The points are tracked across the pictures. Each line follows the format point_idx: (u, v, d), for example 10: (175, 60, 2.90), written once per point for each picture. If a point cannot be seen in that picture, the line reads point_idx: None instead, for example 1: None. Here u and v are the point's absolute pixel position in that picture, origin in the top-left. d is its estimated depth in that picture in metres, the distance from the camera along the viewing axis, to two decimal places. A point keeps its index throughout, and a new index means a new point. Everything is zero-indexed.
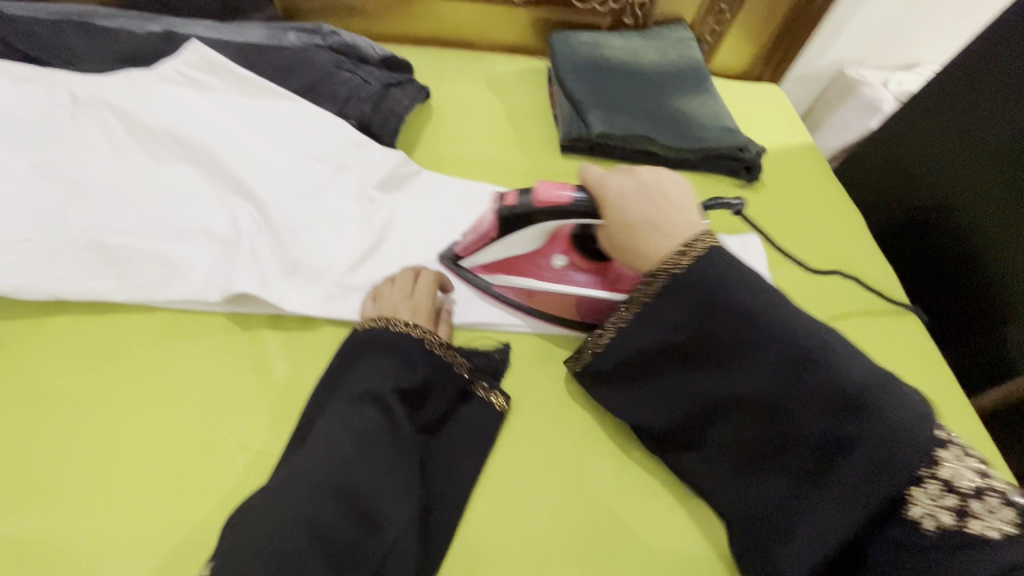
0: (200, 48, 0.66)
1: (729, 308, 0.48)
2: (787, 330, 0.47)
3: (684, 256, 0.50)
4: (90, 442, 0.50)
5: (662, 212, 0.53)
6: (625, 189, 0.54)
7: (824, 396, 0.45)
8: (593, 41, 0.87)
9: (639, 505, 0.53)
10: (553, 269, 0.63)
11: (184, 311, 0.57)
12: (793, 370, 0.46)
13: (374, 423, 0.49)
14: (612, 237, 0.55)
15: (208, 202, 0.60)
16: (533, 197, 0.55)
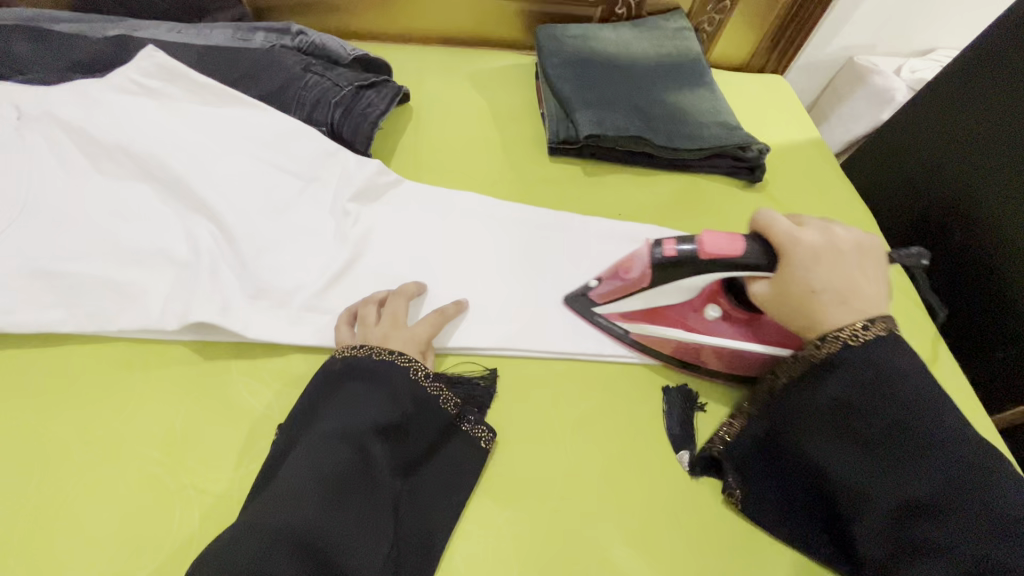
0: (156, 54, 0.61)
1: (876, 377, 0.42)
2: (935, 404, 0.41)
3: (866, 332, 0.43)
4: (39, 487, 0.46)
5: (846, 279, 0.46)
6: (820, 247, 0.48)
7: (968, 495, 0.38)
8: (583, 33, 0.82)
9: (633, 547, 0.48)
10: (703, 318, 0.56)
11: (143, 341, 0.54)
12: (936, 457, 0.39)
13: (347, 465, 0.44)
14: (788, 300, 0.47)
15: (166, 222, 0.56)
16: (698, 246, 0.49)
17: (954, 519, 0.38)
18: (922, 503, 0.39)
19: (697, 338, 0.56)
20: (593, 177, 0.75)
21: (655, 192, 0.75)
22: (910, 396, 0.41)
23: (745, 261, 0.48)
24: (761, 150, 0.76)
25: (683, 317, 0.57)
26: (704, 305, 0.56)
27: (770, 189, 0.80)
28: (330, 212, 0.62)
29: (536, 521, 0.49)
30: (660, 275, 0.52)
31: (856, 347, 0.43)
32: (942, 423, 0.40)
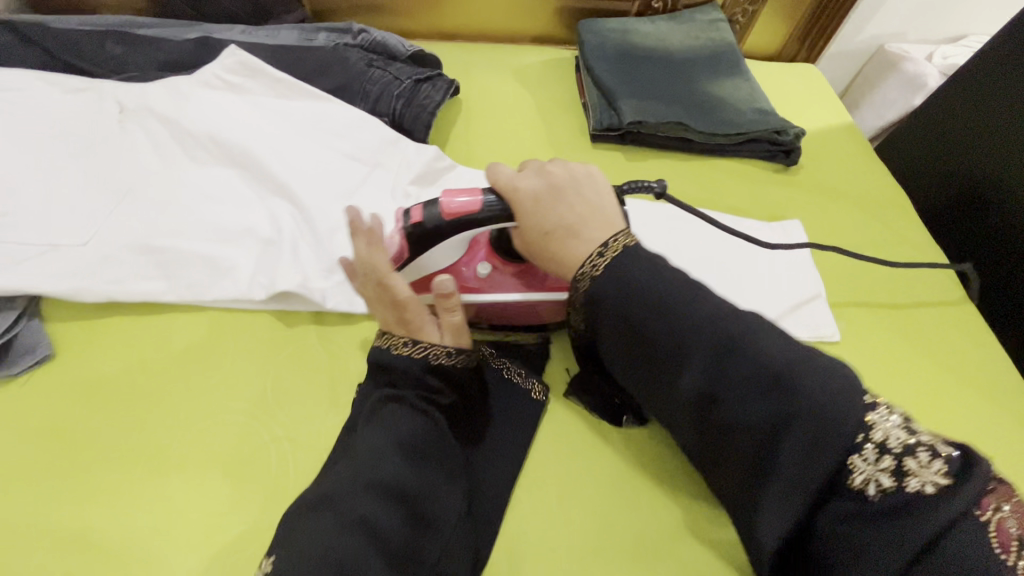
0: (237, 53, 0.67)
1: (631, 287, 0.45)
2: (673, 297, 0.44)
3: (603, 255, 0.46)
4: (152, 435, 0.52)
5: (581, 214, 0.49)
6: (540, 189, 0.50)
7: (733, 369, 0.40)
8: (622, 27, 0.86)
9: (683, 496, 0.52)
10: (478, 277, 0.56)
11: (233, 311, 0.59)
12: (694, 344, 0.42)
13: (417, 429, 0.47)
14: (531, 245, 0.51)
15: (250, 205, 0.62)
16: (440, 209, 0.50)
17: (729, 398, 0.40)
18: (704, 393, 0.41)
19: (478, 297, 0.56)
20: (633, 162, 0.79)
21: (693, 176, 0.79)
22: (649, 298, 0.44)
23: (485, 216, 0.50)
24: (797, 134, 0.79)
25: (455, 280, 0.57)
26: (475, 265, 0.57)
27: (805, 172, 0.83)
28: (393, 195, 0.66)
29: (589, 473, 0.53)
30: (417, 247, 0.52)
31: (611, 261, 0.46)
32: (691, 308, 0.43)
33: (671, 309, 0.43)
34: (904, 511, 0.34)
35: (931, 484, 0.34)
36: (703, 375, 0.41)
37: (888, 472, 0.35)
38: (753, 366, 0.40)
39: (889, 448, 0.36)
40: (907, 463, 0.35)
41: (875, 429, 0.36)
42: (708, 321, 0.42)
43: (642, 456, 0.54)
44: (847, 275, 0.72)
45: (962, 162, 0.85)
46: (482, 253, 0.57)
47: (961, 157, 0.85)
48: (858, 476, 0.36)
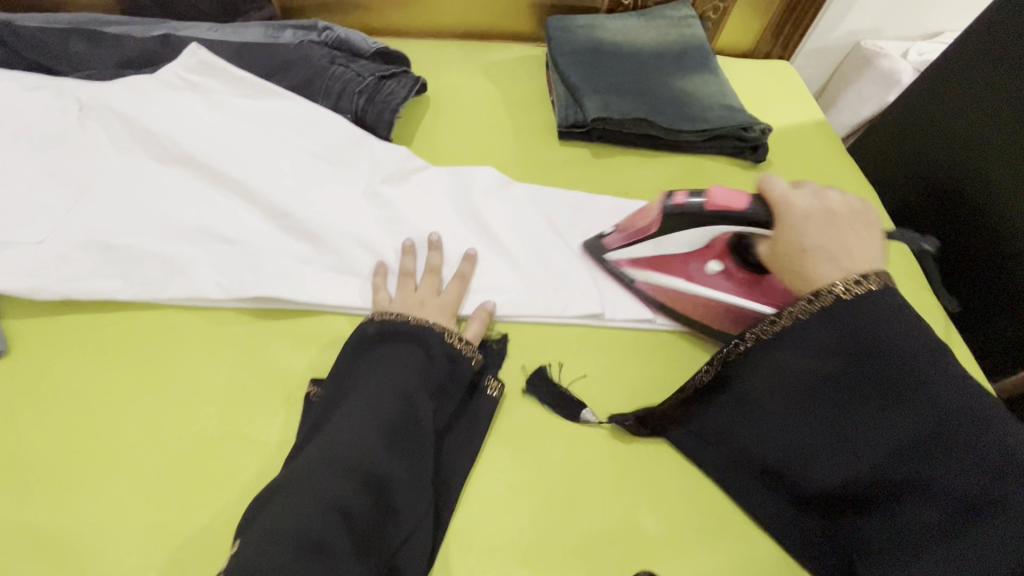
0: (199, 51, 0.67)
1: (866, 332, 0.44)
2: (911, 360, 0.43)
3: (859, 288, 0.45)
4: (102, 432, 0.52)
5: (841, 239, 0.49)
6: (814, 209, 0.52)
7: (954, 443, 0.41)
8: (590, 23, 0.86)
9: (632, 491, 0.53)
10: (705, 272, 0.61)
11: (192, 309, 0.59)
12: (922, 409, 0.42)
13: (397, 413, 0.49)
14: (783, 262, 0.51)
15: (208, 203, 0.62)
16: (707, 199, 0.55)
17: (940, 468, 0.41)
18: (916, 455, 0.42)
19: (695, 288, 0.61)
20: (601, 159, 0.79)
21: (660, 173, 0.79)
22: (879, 349, 0.43)
23: (749, 217, 0.54)
24: (764, 131, 0.79)
25: (683, 270, 0.62)
26: (705, 261, 0.62)
27: (774, 169, 0.83)
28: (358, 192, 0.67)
29: (543, 467, 0.54)
30: (675, 225, 0.59)
31: (852, 300, 0.45)
32: (925, 375, 0.43)
33: (918, 372, 0.43)
34: None
35: None
36: (916, 436, 0.42)
37: None
38: (987, 449, 0.40)
39: None
40: None
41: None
42: (941, 392, 0.42)
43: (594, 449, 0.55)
44: None
45: (928, 162, 0.86)
46: (714, 253, 0.61)
47: (935, 149, 0.85)
48: None
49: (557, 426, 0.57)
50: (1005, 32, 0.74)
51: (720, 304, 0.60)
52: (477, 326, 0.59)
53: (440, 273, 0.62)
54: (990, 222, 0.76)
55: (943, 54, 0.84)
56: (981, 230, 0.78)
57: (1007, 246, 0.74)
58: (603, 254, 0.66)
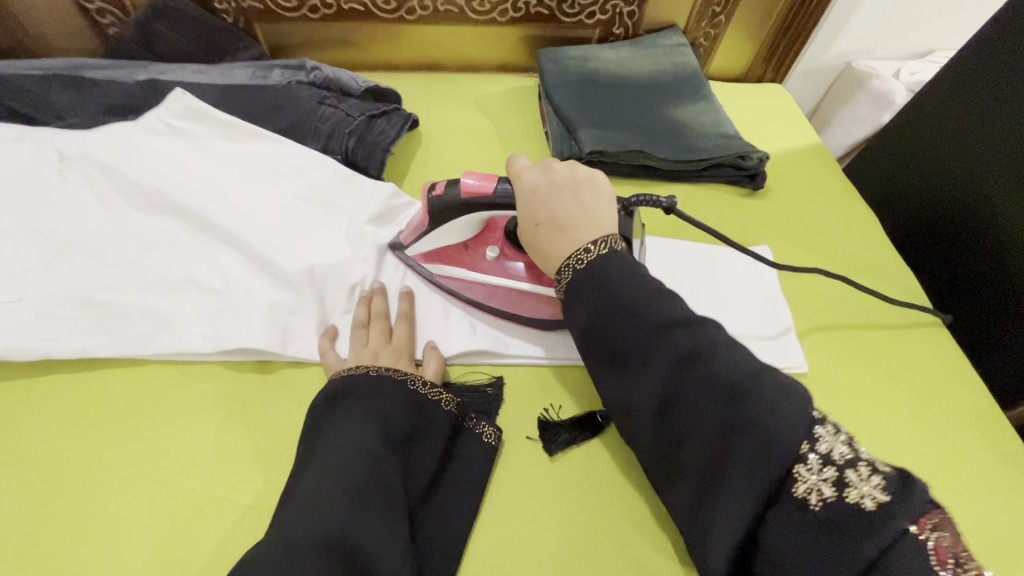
0: (185, 96, 0.66)
1: (613, 282, 0.47)
2: (643, 304, 0.45)
3: (589, 255, 0.48)
4: (83, 502, 0.50)
5: (571, 213, 0.52)
6: (539, 185, 0.54)
7: (704, 390, 0.41)
8: (581, 54, 0.85)
9: (645, 545, 0.50)
10: (486, 260, 0.62)
11: (178, 364, 0.57)
12: (658, 359, 0.44)
13: (366, 477, 0.45)
14: (525, 238, 0.54)
15: (194, 252, 0.60)
16: (460, 188, 0.56)
17: (686, 408, 0.42)
18: (667, 404, 0.43)
19: (477, 277, 0.62)
20: None
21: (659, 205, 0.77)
22: (618, 306, 0.46)
23: (497, 200, 0.55)
24: (760, 158, 0.78)
25: (462, 258, 0.63)
26: (484, 248, 0.62)
27: (772, 195, 0.81)
28: (351, 236, 0.65)
29: (551, 527, 0.51)
30: (439, 218, 0.59)
31: (594, 265, 0.48)
32: (662, 319, 0.45)
33: (641, 315, 0.45)
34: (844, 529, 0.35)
35: (870, 497, 0.35)
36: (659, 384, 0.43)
37: (831, 481, 0.36)
38: (712, 370, 0.41)
39: (833, 459, 0.36)
40: (847, 475, 0.36)
41: (822, 446, 0.37)
42: (661, 331, 0.44)
43: (603, 503, 0.53)
44: (816, 301, 0.71)
45: (930, 181, 0.84)
46: (494, 239, 0.62)
47: (935, 170, 0.84)
48: (803, 486, 0.37)
49: (559, 480, 0.54)
50: (997, 54, 0.74)
51: (505, 287, 0.61)
52: (435, 367, 0.57)
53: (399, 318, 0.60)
54: (994, 241, 0.74)
55: (935, 76, 0.84)
56: (984, 250, 0.75)
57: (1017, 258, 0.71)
58: (404, 252, 0.65)
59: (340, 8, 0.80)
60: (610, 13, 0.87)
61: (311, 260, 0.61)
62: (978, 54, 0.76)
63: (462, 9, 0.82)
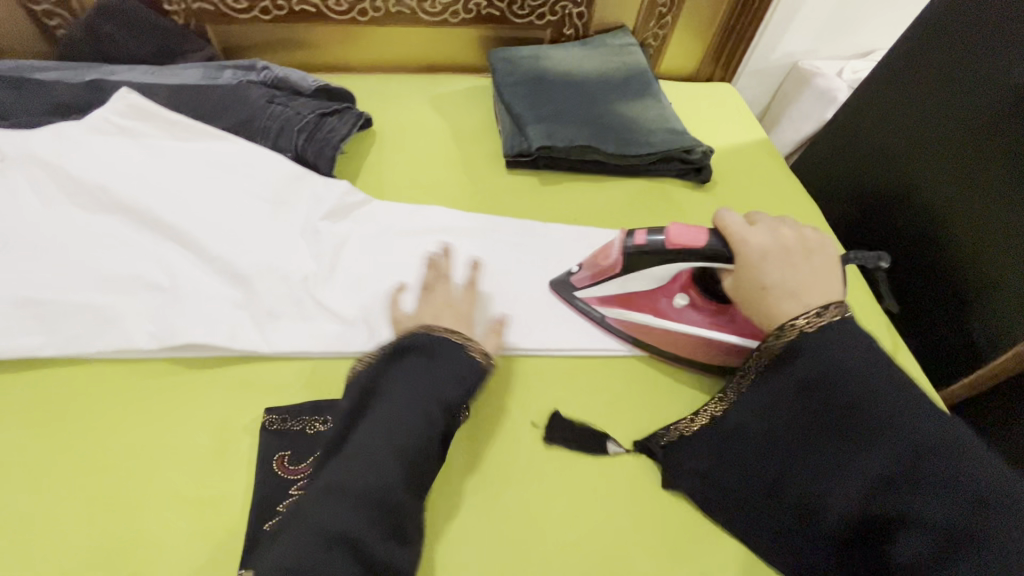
0: (129, 95, 0.65)
1: (848, 343, 0.48)
2: (862, 355, 0.48)
3: (821, 320, 0.50)
4: (21, 501, 0.49)
5: (799, 280, 0.52)
6: (768, 245, 0.54)
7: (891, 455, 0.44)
8: (532, 54, 0.87)
9: (590, 518, 0.52)
10: (672, 306, 0.62)
11: (125, 363, 0.57)
12: (862, 393, 0.46)
13: (418, 436, 0.48)
14: (742, 294, 0.54)
15: (140, 249, 0.60)
16: (665, 237, 0.55)
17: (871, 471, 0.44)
18: (887, 477, 0.44)
19: (667, 323, 0.61)
20: (552, 186, 0.80)
21: (610, 199, 0.79)
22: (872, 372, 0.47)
23: (709, 253, 0.55)
24: (705, 152, 0.81)
25: (648, 304, 0.63)
26: (672, 296, 0.62)
27: (720, 188, 0.84)
28: (302, 231, 0.65)
29: (502, 504, 0.52)
30: (633, 265, 0.58)
31: (818, 336, 0.49)
32: (876, 375, 0.47)
33: (868, 375, 0.47)
34: None
35: None
36: (858, 407, 0.46)
37: None
38: (927, 424, 0.44)
39: None
40: None
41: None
42: (873, 382, 0.46)
43: (551, 480, 0.54)
44: None
45: (870, 171, 0.87)
46: (680, 286, 0.62)
47: (870, 163, 0.87)
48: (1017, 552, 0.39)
49: (507, 463, 0.55)
50: (932, 44, 0.76)
51: (682, 335, 0.61)
52: (496, 339, 0.58)
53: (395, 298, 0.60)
54: (930, 231, 0.77)
55: (877, 64, 0.85)
56: (921, 240, 0.79)
57: (955, 241, 0.74)
58: (570, 293, 0.66)
59: (291, 9, 0.81)
60: (559, 14, 0.90)
61: (261, 254, 0.62)
62: (914, 45, 0.78)
63: (414, 10, 0.84)
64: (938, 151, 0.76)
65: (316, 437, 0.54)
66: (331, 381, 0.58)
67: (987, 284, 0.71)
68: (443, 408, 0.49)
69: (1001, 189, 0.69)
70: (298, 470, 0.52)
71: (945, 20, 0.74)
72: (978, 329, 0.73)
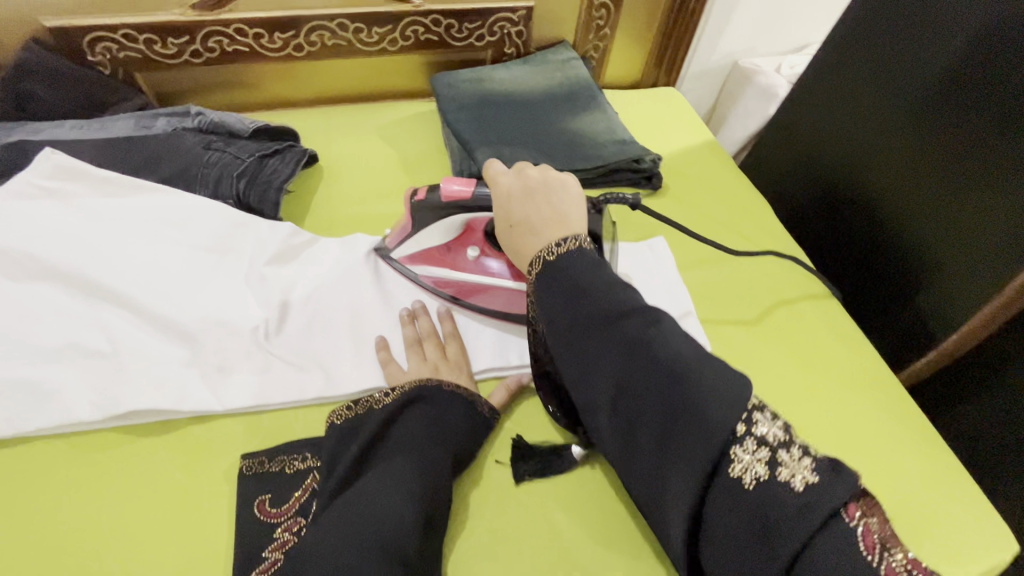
0: (55, 155, 0.62)
1: (574, 284, 0.47)
2: (616, 308, 0.45)
3: (558, 249, 0.50)
4: None
5: (542, 212, 0.53)
6: (513, 186, 0.56)
7: (659, 416, 0.41)
8: (476, 76, 0.87)
9: (581, 548, 0.52)
10: (468, 259, 0.67)
11: (69, 438, 0.54)
12: (606, 351, 0.44)
13: (427, 482, 0.50)
14: (504, 239, 0.57)
15: (72, 313, 0.57)
16: (440, 193, 0.60)
17: (648, 430, 0.41)
18: (660, 425, 0.41)
19: (458, 273, 0.66)
20: None
21: None
22: (622, 344, 0.44)
23: (476, 203, 0.60)
24: (654, 160, 0.82)
25: (446, 258, 0.67)
26: (467, 248, 0.67)
27: (671, 193, 0.85)
28: (249, 278, 0.63)
29: (500, 550, 0.52)
30: (421, 219, 0.64)
31: (555, 261, 0.49)
32: (610, 316, 0.45)
33: (610, 321, 0.45)
34: (767, 510, 0.36)
35: (800, 477, 0.37)
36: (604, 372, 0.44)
37: (762, 462, 0.37)
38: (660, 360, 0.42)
39: (763, 439, 0.38)
40: (780, 455, 0.38)
41: (738, 422, 0.38)
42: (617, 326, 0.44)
43: (541, 516, 0.54)
44: (719, 292, 0.73)
45: (813, 163, 0.89)
46: (475, 239, 0.67)
47: (813, 155, 0.89)
48: (738, 467, 0.38)
49: (496, 503, 0.54)
50: (856, 38, 0.79)
51: (465, 282, 0.66)
52: (503, 395, 0.60)
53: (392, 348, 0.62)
54: (878, 217, 0.79)
55: (813, 58, 0.87)
56: (870, 227, 0.80)
57: (898, 227, 0.76)
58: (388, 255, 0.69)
59: (223, 50, 0.79)
60: (499, 35, 0.90)
61: (206, 308, 0.60)
62: (840, 40, 0.81)
63: (350, 41, 0.83)
64: (874, 139, 0.78)
65: (297, 477, 0.53)
66: (291, 433, 0.57)
67: (929, 269, 0.72)
68: (456, 452, 0.53)
69: (940, 173, 0.70)
70: (280, 513, 0.51)
71: (867, 13, 0.76)
72: (925, 309, 0.74)
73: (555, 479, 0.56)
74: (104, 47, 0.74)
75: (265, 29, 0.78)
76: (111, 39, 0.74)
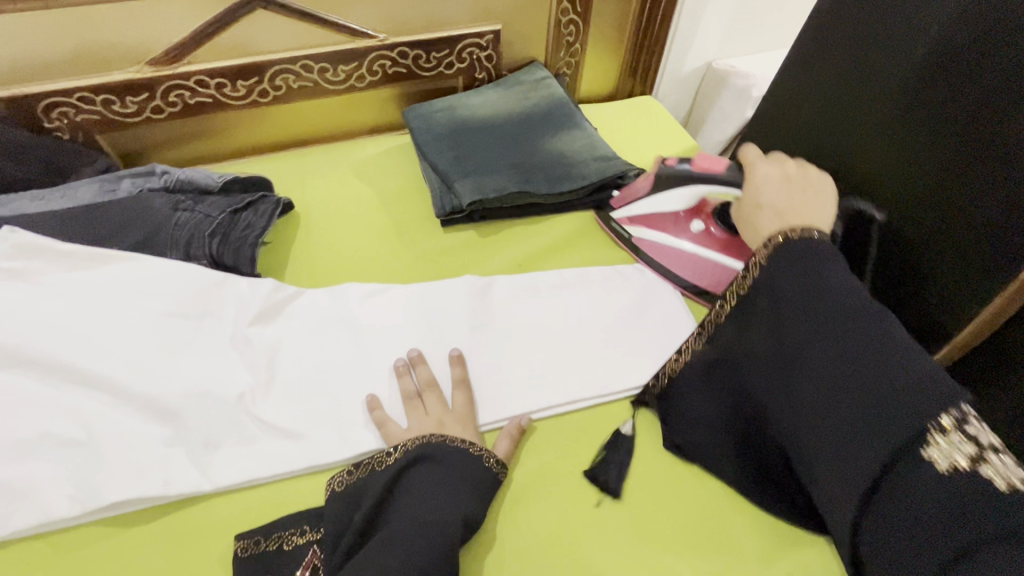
0: (14, 234, 0.59)
1: (779, 266, 0.51)
2: (820, 279, 0.49)
3: (794, 233, 0.52)
4: None
5: (795, 197, 0.58)
6: (772, 175, 0.61)
7: (849, 378, 0.44)
8: (447, 105, 0.85)
9: None
10: (690, 232, 0.72)
11: (48, 538, 0.50)
12: (813, 315, 0.48)
13: (435, 555, 0.46)
14: (742, 214, 0.61)
15: (45, 403, 0.53)
16: (691, 163, 0.69)
17: (828, 390, 0.45)
18: (850, 388, 0.44)
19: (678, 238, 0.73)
20: (491, 238, 0.77)
21: (553, 240, 0.77)
22: (833, 313, 0.47)
23: (726, 178, 0.66)
24: (639, 174, 0.80)
25: (670, 227, 0.74)
26: (693, 223, 0.73)
27: None
28: (229, 343, 0.60)
29: None
30: (658, 185, 0.71)
31: (778, 248, 0.52)
32: (806, 285, 0.49)
33: (805, 292, 0.49)
34: (966, 513, 0.38)
35: (1004, 481, 0.37)
36: (798, 338, 0.48)
37: (966, 454, 0.38)
38: (871, 328, 0.45)
39: (974, 439, 0.39)
40: (986, 458, 0.38)
41: (947, 415, 0.39)
42: (824, 293, 0.48)
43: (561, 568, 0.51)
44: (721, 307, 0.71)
45: None
46: (702, 217, 0.72)
47: None
48: (936, 452, 0.39)
49: (525, 544, 0.52)
50: None
51: (689, 253, 0.72)
52: (508, 444, 0.57)
53: (385, 405, 0.59)
54: None
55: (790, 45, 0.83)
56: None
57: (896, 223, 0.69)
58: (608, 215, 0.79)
59: (186, 103, 0.76)
60: (468, 61, 0.88)
61: (186, 379, 0.57)
62: None
63: (317, 82, 0.80)
64: None
65: (296, 553, 0.50)
66: (287, 507, 0.53)
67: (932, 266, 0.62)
68: (468, 517, 0.49)
69: None
70: None
71: None
72: None
73: (575, 531, 0.53)
74: (60, 111, 0.71)
75: (228, 78, 0.75)
76: (67, 104, 0.71)
